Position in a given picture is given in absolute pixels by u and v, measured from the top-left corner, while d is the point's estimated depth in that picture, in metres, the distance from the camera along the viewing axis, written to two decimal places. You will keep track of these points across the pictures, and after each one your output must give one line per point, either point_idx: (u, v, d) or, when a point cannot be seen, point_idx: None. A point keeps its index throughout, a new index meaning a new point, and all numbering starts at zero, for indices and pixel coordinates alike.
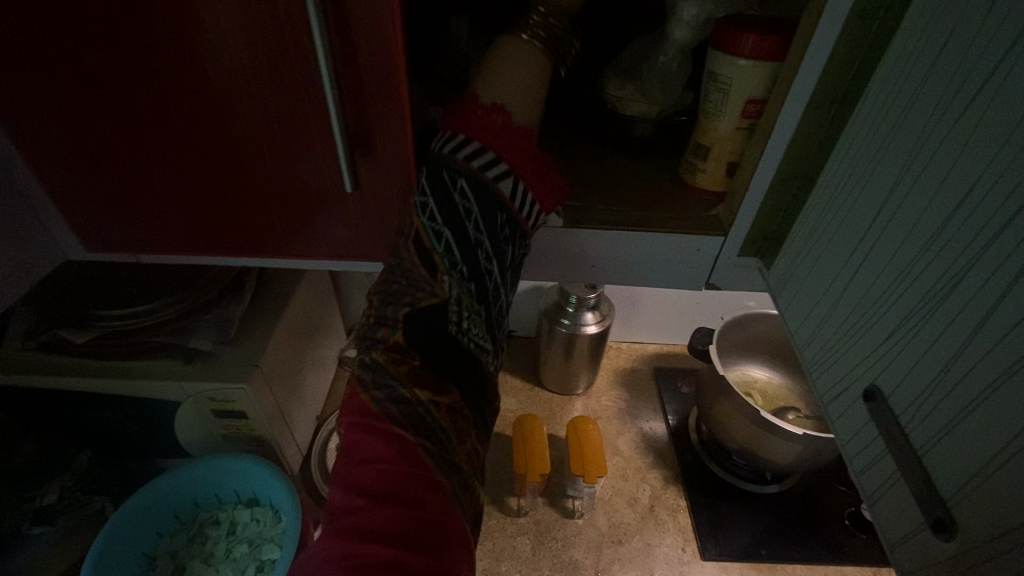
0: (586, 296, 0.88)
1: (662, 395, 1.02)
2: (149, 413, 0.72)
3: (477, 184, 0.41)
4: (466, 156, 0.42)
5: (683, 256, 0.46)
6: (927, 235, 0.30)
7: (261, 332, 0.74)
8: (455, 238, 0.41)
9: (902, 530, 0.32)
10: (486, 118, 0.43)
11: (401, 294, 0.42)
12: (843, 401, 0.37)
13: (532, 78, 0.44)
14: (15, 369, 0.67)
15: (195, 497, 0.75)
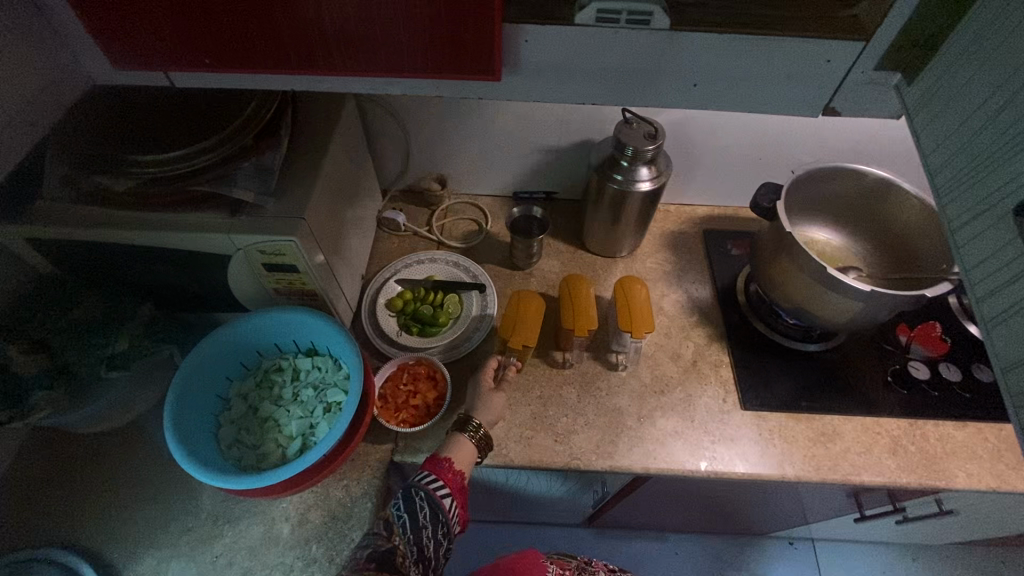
0: (644, 151, 0.80)
1: (711, 258, 0.99)
2: (202, 265, 0.72)
3: (432, 506, 0.65)
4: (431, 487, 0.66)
5: (804, 67, 0.44)
6: None
7: (303, 181, 0.70)
8: (430, 509, 0.65)
9: (1019, 354, 0.38)
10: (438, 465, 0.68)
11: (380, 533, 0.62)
12: (980, 223, 0.40)
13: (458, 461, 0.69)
14: (56, 219, 0.64)
15: (258, 346, 0.78)
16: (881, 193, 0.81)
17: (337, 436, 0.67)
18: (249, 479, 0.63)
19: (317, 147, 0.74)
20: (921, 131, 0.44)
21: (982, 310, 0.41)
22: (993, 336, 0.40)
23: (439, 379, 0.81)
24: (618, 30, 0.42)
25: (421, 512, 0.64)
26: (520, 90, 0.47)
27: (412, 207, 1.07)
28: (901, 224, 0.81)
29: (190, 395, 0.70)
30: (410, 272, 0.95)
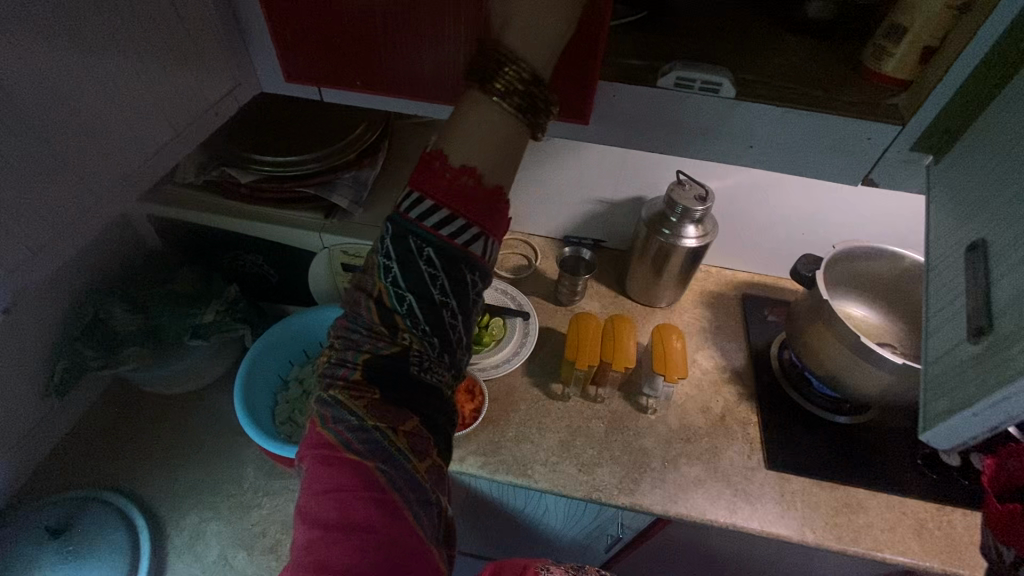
0: (693, 210, 0.87)
1: (747, 321, 1.03)
2: (290, 259, 0.81)
3: (443, 251, 0.44)
4: (433, 224, 0.44)
5: (848, 142, 0.51)
6: None
7: (390, 197, 0.80)
8: (419, 305, 0.45)
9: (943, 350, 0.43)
10: (454, 181, 0.44)
11: (360, 341, 0.46)
12: (947, 263, 0.46)
13: (503, 139, 0.45)
14: (183, 202, 0.76)
15: (321, 337, 0.86)
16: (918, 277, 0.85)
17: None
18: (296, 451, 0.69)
19: (402, 170, 0.83)
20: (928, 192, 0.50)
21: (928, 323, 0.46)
22: (926, 344, 0.46)
23: (477, 394, 0.87)
24: (692, 95, 0.50)
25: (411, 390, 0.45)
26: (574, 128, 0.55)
27: None
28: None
29: (256, 370, 0.78)
30: None
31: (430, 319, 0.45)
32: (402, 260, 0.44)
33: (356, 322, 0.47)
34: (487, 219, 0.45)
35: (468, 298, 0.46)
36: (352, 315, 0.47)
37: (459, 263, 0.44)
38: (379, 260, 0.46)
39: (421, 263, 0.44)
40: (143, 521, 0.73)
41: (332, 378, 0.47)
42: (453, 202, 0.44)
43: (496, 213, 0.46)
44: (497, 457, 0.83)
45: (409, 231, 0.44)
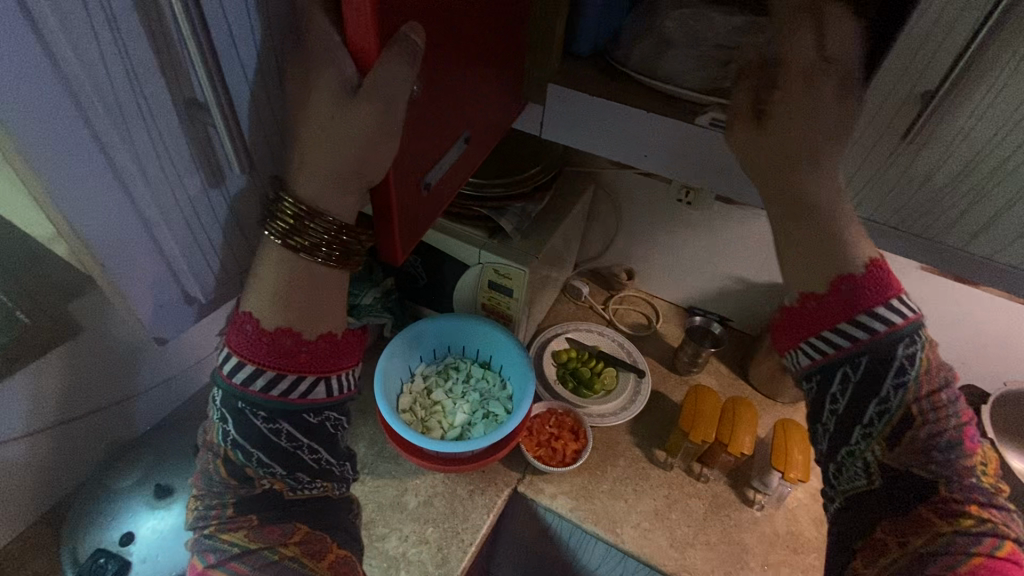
0: None
1: None
2: (445, 267, 0.90)
3: (299, 427, 0.48)
4: (299, 392, 0.46)
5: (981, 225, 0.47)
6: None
7: (546, 230, 0.87)
8: (276, 459, 0.48)
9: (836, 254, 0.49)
10: (281, 342, 0.45)
11: (256, 470, 0.49)
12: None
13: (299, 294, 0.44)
14: None
15: (450, 342, 0.91)
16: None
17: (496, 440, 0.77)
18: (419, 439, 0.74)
19: (561, 207, 0.91)
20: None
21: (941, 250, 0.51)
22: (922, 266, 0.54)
23: (579, 436, 0.87)
24: None
25: (313, 456, 0.50)
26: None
27: (594, 284, 1.18)
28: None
29: (393, 356, 0.83)
30: (579, 337, 1.03)
31: (289, 458, 0.49)
32: (221, 415, 0.47)
33: (245, 453, 0.48)
34: (305, 355, 0.46)
35: (325, 423, 0.49)
36: (223, 427, 0.48)
37: (300, 412, 0.47)
38: (230, 391, 0.46)
39: (264, 430, 0.47)
40: None
41: (206, 516, 0.51)
42: (283, 361, 0.45)
43: (325, 359, 0.47)
44: (588, 505, 0.82)
45: (221, 391, 0.46)
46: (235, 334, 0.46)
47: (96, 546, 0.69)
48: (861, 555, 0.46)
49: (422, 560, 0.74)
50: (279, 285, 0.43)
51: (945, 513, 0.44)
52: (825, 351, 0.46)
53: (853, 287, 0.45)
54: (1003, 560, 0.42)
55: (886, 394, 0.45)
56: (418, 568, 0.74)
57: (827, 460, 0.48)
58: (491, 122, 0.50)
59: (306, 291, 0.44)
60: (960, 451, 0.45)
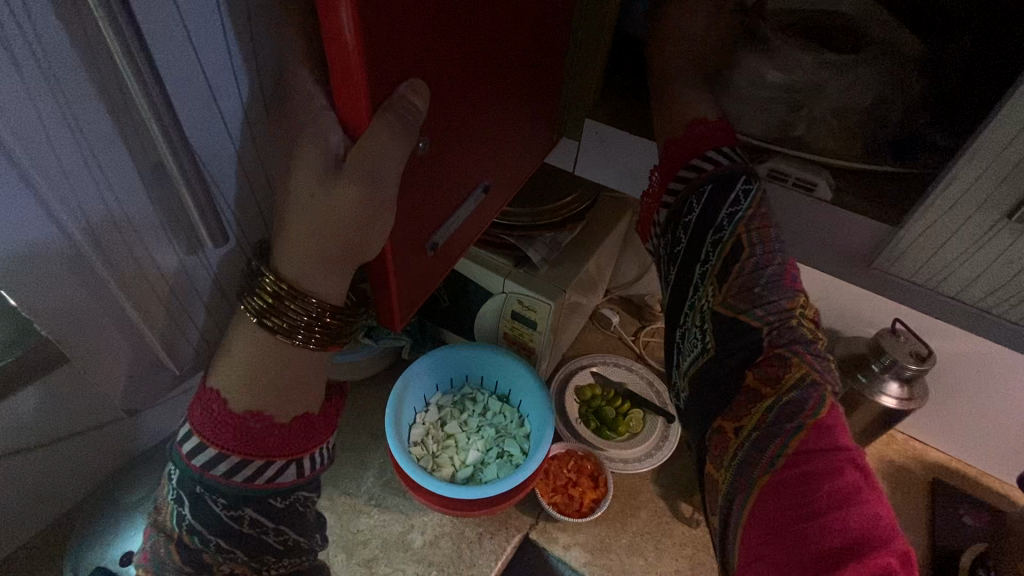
0: (905, 367, 0.76)
1: (933, 510, 0.86)
2: (467, 293, 0.85)
3: (264, 511, 0.46)
4: (267, 478, 0.45)
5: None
6: None
7: (576, 260, 0.81)
8: (237, 544, 0.47)
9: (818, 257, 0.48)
10: (247, 425, 0.43)
11: (215, 553, 0.47)
12: None
13: (277, 373, 0.43)
14: None
15: (468, 371, 0.87)
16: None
17: (509, 489, 0.72)
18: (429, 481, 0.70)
19: (595, 235, 0.85)
20: None
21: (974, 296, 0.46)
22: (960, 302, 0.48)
23: (599, 483, 0.81)
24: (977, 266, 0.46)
25: (278, 536, 0.49)
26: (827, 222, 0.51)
27: (624, 313, 1.12)
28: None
29: (407, 386, 0.80)
30: (606, 371, 0.98)
31: (253, 542, 0.47)
32: (177, 500, 0.45)
33: (202, 539, 0.46)
34: (273, 439, 0.44)
35: (293, 503, 0.48)
36: (177, 511, 0.45)
37: (266, 498, 0.46)
38: (184, 475, 0.44)
39: (225, 517, 0.45)
40: None
41: None
42: (249, 445, 0.44)
43: (294, 439, 0.46)
44: (604, 559, 0.76)
45: (180, 473, 0.44)
46: (198, 410, 0.44)
47: (96, 564, 0.69)
48: (714, 445, 0.46)
49: None
50: (246, 366, 0.42)
51: (768, 378, 0.44)
52: (689, 179, 0.51)
53: (687, 135, 0.52)
54: (821, 421, 0.42)
55: (721, 224, 0.49)
56: None
57: (677, 328, 0.52)
58: (510, 170, 0.48)
59: (283, 372, 0.43)
60: (781, 291, 0.47)
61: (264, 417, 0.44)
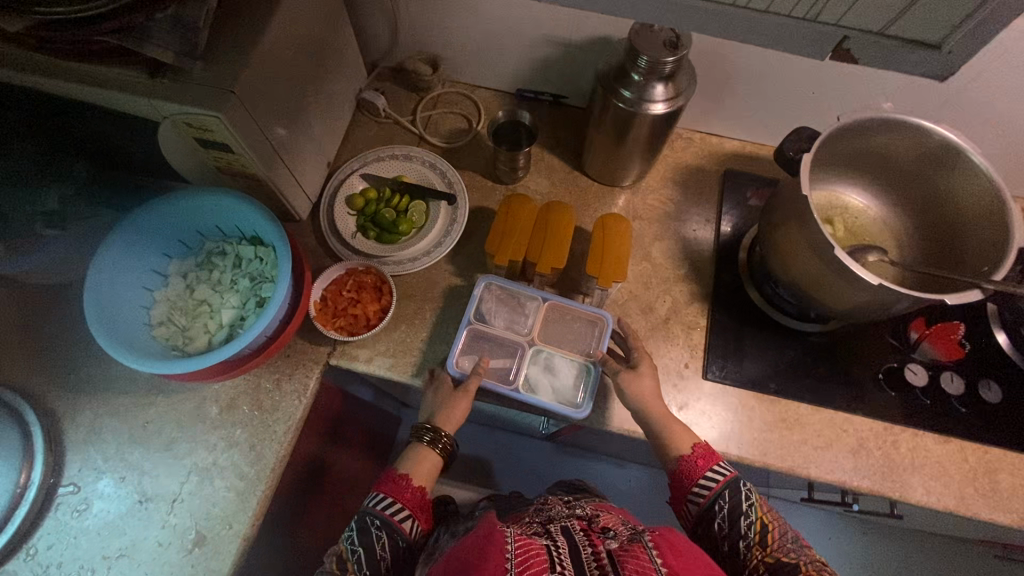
0: (662, 63, 0.65)
1: (722, 202, 0.87)
2: (136, 130, 0.65)
3: (396, 527, 0.64)
4: (396, 516, 0.64)
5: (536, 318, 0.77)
6: (575, 348, 0.75)
7: (238, 47, 0.60)
8: (383, 550, 0.62)
9: (572, 391, 0.72)
10: (401, 483, 0.67)
11: (361, 548, 0.62)
12: (515, 325, 0.76)
13: (429, 464, 0.69)
14: None
15: (199, 226, 0.73)
16: (952, 163, 0.62)
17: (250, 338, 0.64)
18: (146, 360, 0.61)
19: (261, 8, 0.62)
20: (493, 310, 0.76)
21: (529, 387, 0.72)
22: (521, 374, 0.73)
23: (385, 292, 0.76)
24: (526, 375, 0.73)
25: (381, 544, 0.62)
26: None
27: (399, 89, 0.93)
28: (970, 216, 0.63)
29: (116, 270, 0.66)
30: (380, 168, 0.85)
31: (390, 538, 0.63)
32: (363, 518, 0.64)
33: (364, 531, 0.63)
34: (417, 505, 0.67)
35: (407, 536, 0.64)
36: (371, 514, 0.64)
37: (393, 518, 0.64)
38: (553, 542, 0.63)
39: (387, 518, 0.64)
40: (36, 418, 0.71)
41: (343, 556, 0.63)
42: (398, 495, 0.66)
43: (424, 517, 0.68)
44: (408, 358, 0.76)
45: (362, 519, 0.64)
46: (389, 484, 0.67)
47: None
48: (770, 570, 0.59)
49: (235, 463, 0.70)
50: (422, 462, 0.69)
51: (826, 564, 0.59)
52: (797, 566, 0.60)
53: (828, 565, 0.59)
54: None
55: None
56: (233, 471, 0.70)
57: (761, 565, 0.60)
58: None
59: (421, 466, 0.69)
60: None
61: (400, 479, 0.67)
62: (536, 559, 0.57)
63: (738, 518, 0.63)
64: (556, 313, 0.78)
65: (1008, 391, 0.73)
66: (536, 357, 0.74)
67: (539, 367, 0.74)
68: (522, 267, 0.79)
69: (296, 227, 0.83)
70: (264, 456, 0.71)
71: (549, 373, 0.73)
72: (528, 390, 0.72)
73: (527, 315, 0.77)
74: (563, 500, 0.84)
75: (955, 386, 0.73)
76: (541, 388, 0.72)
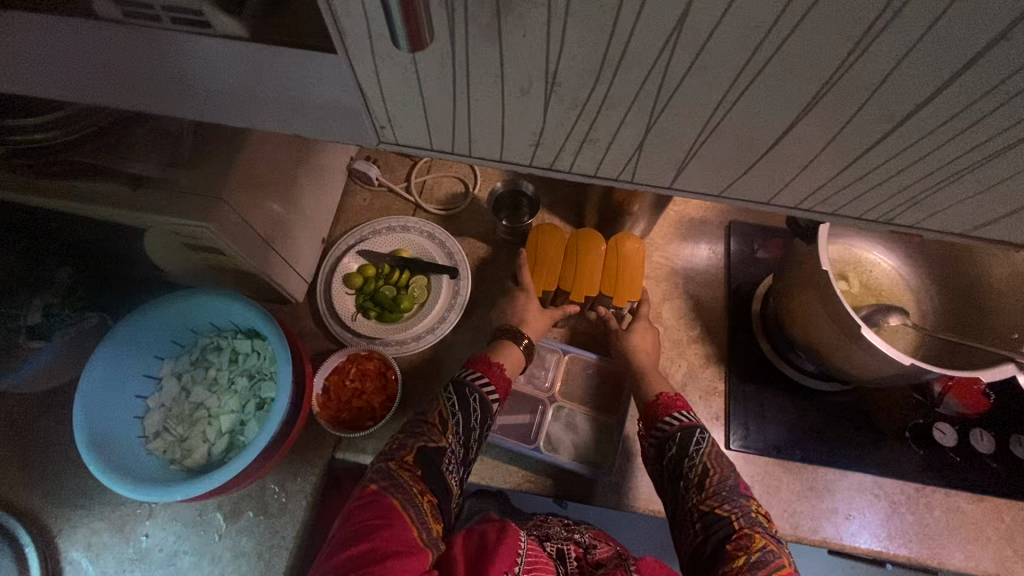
0: None
1: (731, 256, 0.84)
2: (121, 236, 0.62)
3: (482, 402, 0.65)
4: (483, 388, 0.66)
5: (555, 372, 0.77)
6: (597, 404, 0.75)
7: (223, 150, 0.57)
8: (466, 424, 0.63)
9: (594, 450, 0.72)
10: (495, 368, 0.68)
11: (424, 432, 0.61)
12: (535, 382, 0.76)
13: (518, 356, 0.71)
14: None
15: (191, 324, 0.69)
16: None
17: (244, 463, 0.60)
18: (85, 454, 0.57)
19: None
20: None
21: (551, 447, 0.72)
22: (543, 433, 0.73)
23: (389, 376, 0.73)
24: (547, 433, 0.73)
25: (473, 411, 0.64)
26: (568, 123, 0.34)
27: (390, 155, 0.91)
28: (983, 266, 0.61)
29: (105, 385, 0.62)
30: (376, 242, 0.82)
31: (482, 409, 0.65)
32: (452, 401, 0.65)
33: (449, 414, 0.63)
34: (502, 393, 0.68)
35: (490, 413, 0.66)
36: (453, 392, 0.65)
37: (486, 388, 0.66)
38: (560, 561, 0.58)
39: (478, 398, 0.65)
40: (30, 539, 0.67)
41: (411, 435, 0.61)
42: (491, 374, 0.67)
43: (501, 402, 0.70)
44: None
45: (458, 386, 0.66)
46: (481, 363, 0.68)
47: None
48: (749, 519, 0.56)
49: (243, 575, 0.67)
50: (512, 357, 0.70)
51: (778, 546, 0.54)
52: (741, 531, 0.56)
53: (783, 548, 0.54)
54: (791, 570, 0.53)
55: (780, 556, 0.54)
56: None
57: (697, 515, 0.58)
58: None
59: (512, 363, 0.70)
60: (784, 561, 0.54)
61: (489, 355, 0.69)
62: (543, 564, 0.56)
63: (695, 473, 0.60)
64: (577, 366, 0.77)
65: None
66: (558, 414, 0.74)
67: (561, 425, 0.74)
68: (552, 297, 0.76)
69: (293, 310, 0.80)
70: (272, 565, 0.67)
71: (569, 432, 0.73)
72: (549, 449, 0.72)
73: (547, 370, 0.77)
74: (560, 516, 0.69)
75: (985, 445, 0.71)
76: (562, 450, 0.72)
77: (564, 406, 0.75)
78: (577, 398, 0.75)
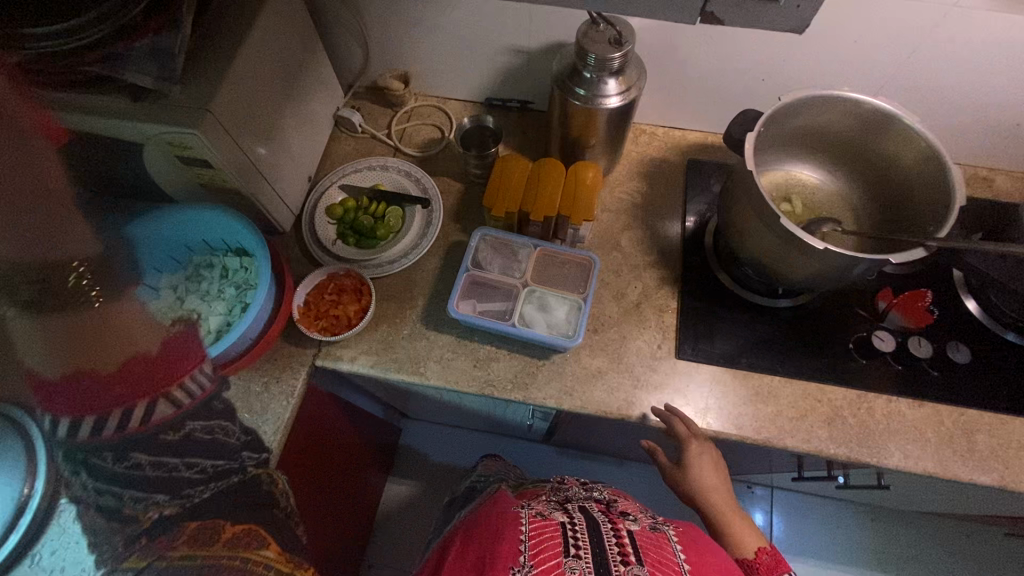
0: (608, 59, 0.69)
1: (688, 191, 0.90)
2: (123, 154, 0.70)
3: None
4: None
5: (526, 260, 0.81)
6: (566, 289, 0.79)
7: (211, 71, 0.65)
8: None
9: (563, 325, 0.76)
10: None
11: None
12: (507, 270, 0.80)
13: None
14: None
15: (187, 241, 0.77)
16: (880, 121, 0.65)
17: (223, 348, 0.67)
18: None
19: (231, 35, 0.67)
20: (486, 259, 0.81)
21: (523, 322, 0.76)
22: (516, 312, 0.77)
23: (364, 293, 0.80)
24: (520, 312, 0.77)
25: None
26: None
27: (373, 106, 0.99)
28: (907, 167, 0.66)
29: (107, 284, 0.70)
30: (356, 180, 0.90)
31: None
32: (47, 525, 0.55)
33: None
34: None
35: None
36: None
37: None
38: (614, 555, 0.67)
39: None
40: None
41: None
42: None
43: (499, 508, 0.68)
44: (389, 355, 0.79)
45: None
46: None
47: None
48: None
49: None
50: None
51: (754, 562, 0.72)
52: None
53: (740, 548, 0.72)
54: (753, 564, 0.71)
55: None
56: None
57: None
58: None
59: None
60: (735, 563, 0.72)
61: None
62: (549, 540, 0.59)
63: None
64: (547, 258, 0.82)
65: (975, 352, 0.75)
66: (530, 295, 0.78)
67: (534, 305, 0.78)
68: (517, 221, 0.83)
69: (280, 239, 0.87)
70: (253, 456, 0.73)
71: (541, 311, 0.77)
72: (523, 326, 0.76)
73: (519, 259, 0.81)
74: (581, 481, 0.85)
75: (923, 349, 0.75)
76: (536, 326, 0.76)
77: (536, 287, 0.79)
78: (549, 283, 0.80)
